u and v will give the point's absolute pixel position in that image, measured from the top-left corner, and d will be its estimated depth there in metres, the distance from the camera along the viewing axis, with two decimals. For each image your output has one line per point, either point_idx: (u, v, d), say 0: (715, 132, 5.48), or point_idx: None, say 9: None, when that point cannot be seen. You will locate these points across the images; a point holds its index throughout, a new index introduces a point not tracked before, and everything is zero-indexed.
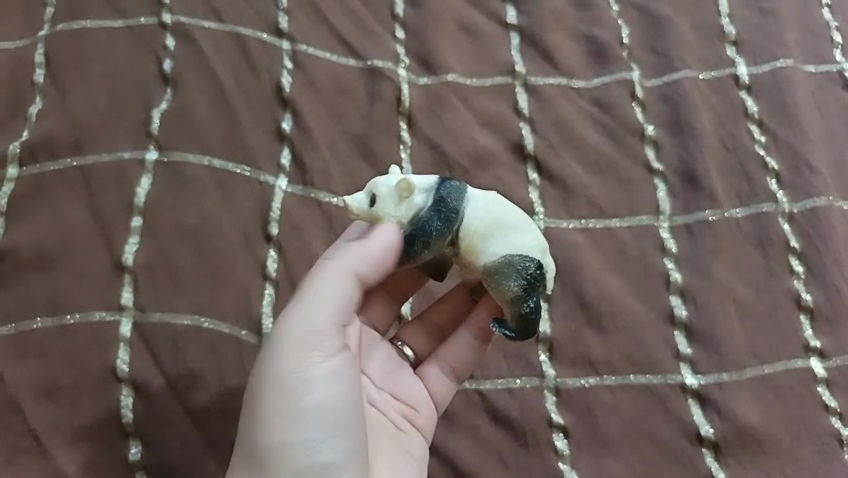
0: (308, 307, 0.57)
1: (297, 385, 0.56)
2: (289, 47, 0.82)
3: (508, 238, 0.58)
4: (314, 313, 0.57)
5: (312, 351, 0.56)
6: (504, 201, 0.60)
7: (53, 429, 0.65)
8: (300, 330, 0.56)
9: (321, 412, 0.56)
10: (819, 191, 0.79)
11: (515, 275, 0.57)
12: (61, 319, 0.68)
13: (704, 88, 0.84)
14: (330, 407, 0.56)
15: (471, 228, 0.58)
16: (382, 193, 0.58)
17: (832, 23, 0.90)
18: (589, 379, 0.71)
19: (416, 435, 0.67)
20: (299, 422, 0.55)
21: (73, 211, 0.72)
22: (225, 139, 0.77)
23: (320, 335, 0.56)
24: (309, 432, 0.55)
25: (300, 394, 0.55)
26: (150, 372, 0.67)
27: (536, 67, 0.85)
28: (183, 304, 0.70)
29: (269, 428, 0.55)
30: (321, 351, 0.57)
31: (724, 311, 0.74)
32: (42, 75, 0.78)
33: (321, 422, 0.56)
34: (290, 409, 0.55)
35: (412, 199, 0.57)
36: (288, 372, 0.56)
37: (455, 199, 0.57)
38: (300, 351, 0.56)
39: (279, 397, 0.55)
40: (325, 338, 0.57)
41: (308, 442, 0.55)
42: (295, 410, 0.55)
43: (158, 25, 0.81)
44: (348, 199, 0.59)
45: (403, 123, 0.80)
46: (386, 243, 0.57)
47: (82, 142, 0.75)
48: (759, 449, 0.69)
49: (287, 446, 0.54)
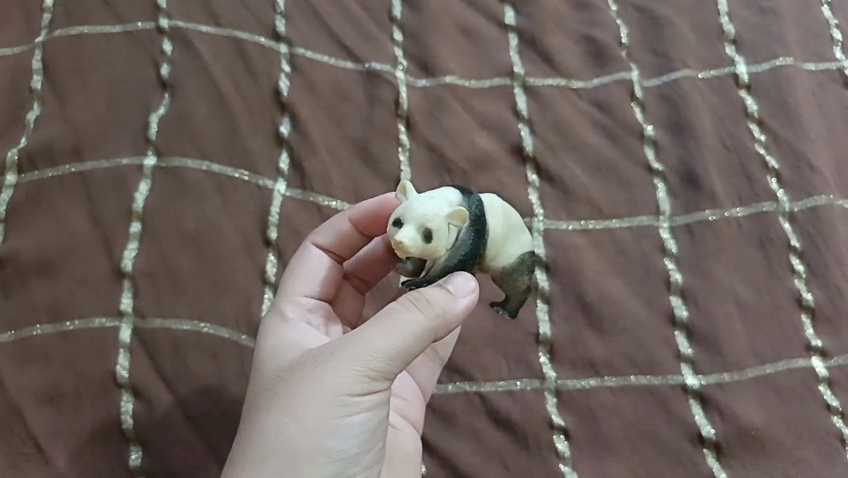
0: (386, 336, 0.52)
1: (350, 409, 0.53)
2: (287, 51, 0.82)
3: (518, 238, 0.58)
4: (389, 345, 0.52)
5: (375, 380, 0.53)
6: (501, 201, 0.59)
7: (54, 435, 0.65)
8: (370, 358, 0.52)
9: (361, 434, 0.54)
10: (820, 191, 0.78)
11: (527, 271, 0.59)
12: (62, 325, 0.68)
13: (704, 88, 0.84)
14: (371, 431, 0.55)
15: (495, 235, 0.56)
16: (438, 226, 0.52)
17: (832, 21, 0.89)
18: (590, 381, 0.71)
19: (409, 429, 0.67)
20: (335, 444, 0.53)
21: (73, 217, 0.72)
22: (224, 144, 0.77)
23: (385, 369, 0.52)
24: (343, 449, 0.53)
25: (349, 416, 0.53)
26: (151, 378, 0.67)
27: (535, 68, 0.85)
28: (183, 309, 0.70)
29: (307, 440, 0.52)
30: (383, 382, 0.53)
31: (725, 311, 0.73)
32: (40, 81, 0.78)
33: (357, 442, 0.54)
34: (333, 426, 0.52)
35: (465, 229, 0.54)
36: (344, 394, 0.52)
37: (482, 211, 0.55)
38: (364, 380, 0.52)
39: (326, 412, 0.52)
40: (384, 375, 0.53)
41: (339, 458, 0.53)
42: (338, 429, 0.53)
43: (155, 30, 0.81)
44: (399, 236, 0.51)
45: (402, 125, 0.80)
46: (473, 296, 0.54)
47: (80, 148, 0.75)
48: (761, 450, 0.69)
49: (319, 460, 0.52)
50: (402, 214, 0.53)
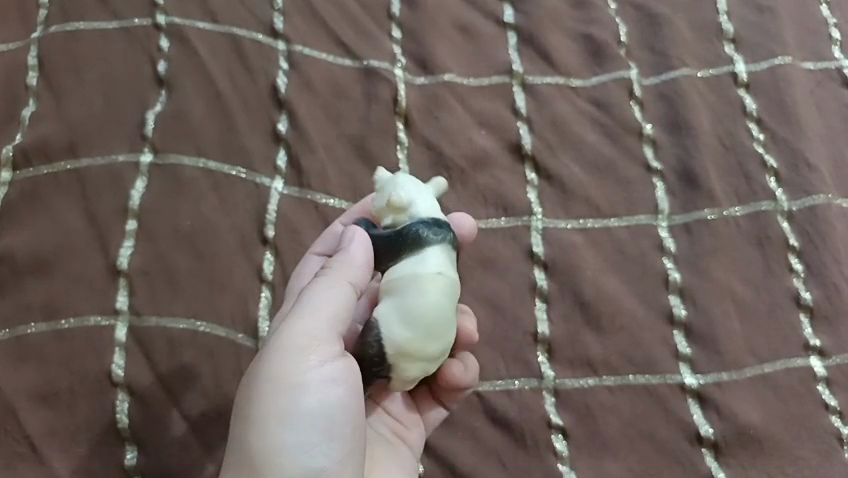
0: (308, 312, 0.56)
1: (291, 390, 0.55)
2: (284, 48, 0.82)
3: (401, 303, 0.53)
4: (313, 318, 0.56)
5: (307, 356, 0.55)
6: (440, 255, 0.54)
7: (48, 435, 0.64)
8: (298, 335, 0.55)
9: (317, 418, 0.55)
10: (819, 190, 0.78)
11: (372, 344, 0.54)
12: (57, 324, 0.67)
13: (702, 87, 0.84)
14: (326, 413, 0.56)
15: (393, 280, 0.54)
16: (383, 184, 0.58)
17: (830, 20, 0.89)
18: (588, 380, 0.70)
19: (407, 450, 0.67)
20: (295, 426, 0.55)
21: (68, 214, 0.72)
22: (220, 142, 0.76)
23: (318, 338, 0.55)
24: (302, 437, 0.55)
25: (294, 398, 0.55)
26: (147, 377, 0.67)
27: (533, 66, 0.84)
28: (179, 308, 0.69)
29: (263, 434, 0.54)
30: (316, 357, 0.55)
31: (723, 310, 0.73)
32: (35, 78, 0.78)
33: (319, 425, 0.56)
34: (283, 413, 0.55)
35: (395, 222, 0.56)
36: (281, 377, 0.55)
37: (409, 240, 0.55)
38: (297, 355, 0.55)
39: (270, 401, 0.55)
40: (321, 344, 0.55)
41: (301, 448, 0.55)
42: (288, 415, 0.55)
43: (152, 26, 0.81)
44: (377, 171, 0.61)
45: (400, 123, 0.80)
46: (359, 242, 0.57)
47: (76, 145, 0.74)
48: (759, 449, 0.68)
49: (280, 452, 0.54)
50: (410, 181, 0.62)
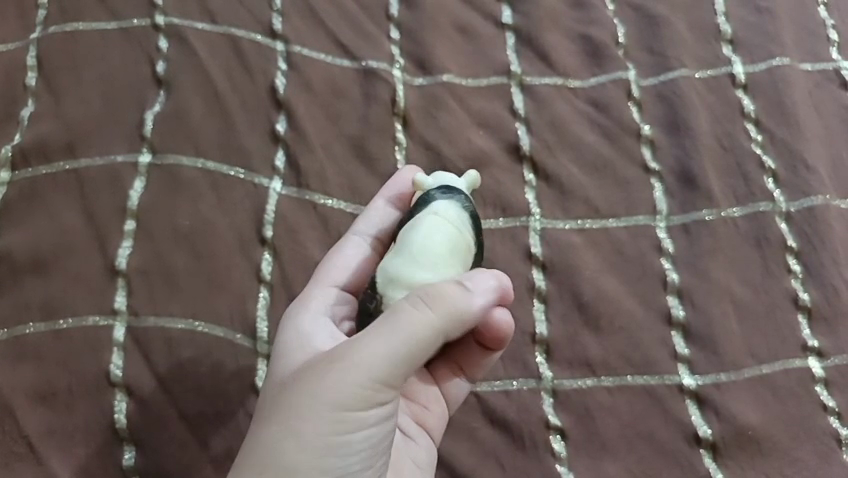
0: (388, 348, 0.53)
1: (350, 423, 0.53)
2: (283, 48, 0.82)
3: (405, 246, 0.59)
4: (417, 355, 0.54)
5: (378, 395, 0.54)
6: (449, 212, 0.61)
7: (46, 435, 0.64)
8: (379, 372, 0.53)
9: (362, 450, 0.55)
10: (817, 190, 0.78)
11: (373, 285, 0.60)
12: (55, 323, 0.67)
13: (700, 88, 0.84)
14: (370, 448, 0.55)
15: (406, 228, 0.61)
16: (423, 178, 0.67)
17: (828, 22, 0.89)
18: (586, 380, 0.70)
19: (424, 440, 0.66)
20: (342, 455, 0.54)
21: (68, 214, 0.72)
22: (218, 142, 0.76)
23: (386, 376, 0.53)
24: (342, 466, 0.54)
25: (350, 431, 0.53)
26: (145, 377, 0.67)
27: (531, 67, 0.84)
28: (178, 308, 0.69)
29: (309, 458, 0.52)
30: (383, 397, 0.54)
31: (721, 310, 0.73)
32: (34, 78, 0.78)
33: (361, 457, 0.55)
34: (333, 442, 0.53)
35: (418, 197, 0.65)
36: (345, 408, 0.53)
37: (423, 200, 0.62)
38: (364, 391, 0.53)
39: (327, 426, 0.52)
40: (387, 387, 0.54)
41: (338, 476, 0.54)
42: (338, 445, 0.53)
43: (151, 27, 0.81)
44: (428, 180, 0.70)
45: (399, 124, 0.80)
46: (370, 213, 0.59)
47: (74, 145, 0.74)
48: (757, 450, 0.68)
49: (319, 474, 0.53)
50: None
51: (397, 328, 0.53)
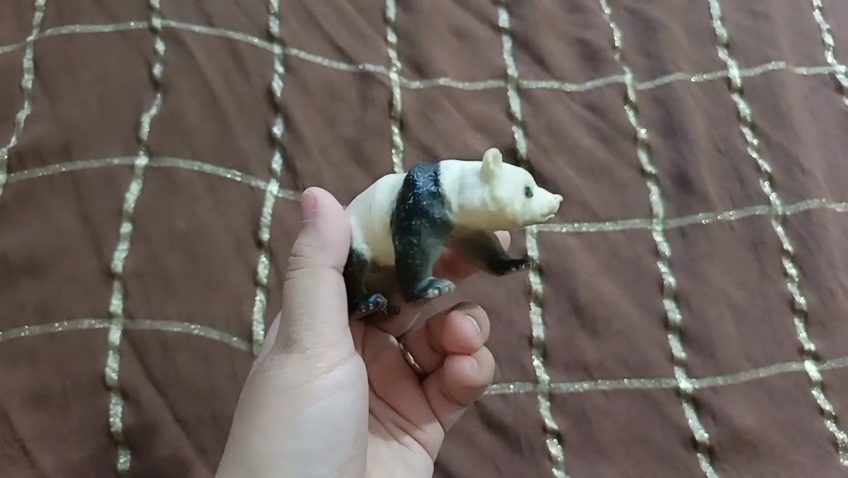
0: (305, 316, 0.53)
1: (298, 399, 0.55)
2: (280, 51, 0.82)
3: None
4: (337, 317, 0.53)
5: (314, 366, 0.55)
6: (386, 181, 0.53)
7: (41, 438, 0.64)
8: (305, 346, 0.54)
9: (322, 425, 0.56)
10: (813, 194, 0.79)
11: None
12: (50, 326, 0.67)
13: (697, 91, 0.84)
14: (331, 420, 0.56)
15: None
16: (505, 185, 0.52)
17: (823, 26, 0.90)
18: (583, 384, 0.70)
19: (418, 447, 0.67)
20: (298, 435, 0.55)
21: (64, 217, 0.71)
22: (215, 145, 0.76)
23: (315, 348, 0.54)
24: (307, 445, 0.55)
25: (300, 405, 0.55)
26: (140, 380, 0.66)
27: (528, 70, 0.85)
28: (174, 311, 0.69)
29: (268, 444, 0.54)
30: (321, 364, 0.55)
31: (718, 313, 0.73)
32: (31, 80, 0.78)
33: (321, 435, 0.56)
34: (287, 422, 0.55)
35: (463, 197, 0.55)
36: (284, 388, 0.54)
37: None
38: (299, 365, 0.54)
39: (276, 409, 0.54)
40: (324, 357, 0.55)
41: (304, 456, 0.55)
42: (294, 425, 0.55)
43: (148, 29, 0.81)
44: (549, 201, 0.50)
45: (396, 127, 0.80)
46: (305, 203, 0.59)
47: (71, 147, 0.74)
48: (754, 453, 0.68)
49: (282, 459, 0.54)
50: (517, 197, 0.49)
51: (301, 297, 0.52)
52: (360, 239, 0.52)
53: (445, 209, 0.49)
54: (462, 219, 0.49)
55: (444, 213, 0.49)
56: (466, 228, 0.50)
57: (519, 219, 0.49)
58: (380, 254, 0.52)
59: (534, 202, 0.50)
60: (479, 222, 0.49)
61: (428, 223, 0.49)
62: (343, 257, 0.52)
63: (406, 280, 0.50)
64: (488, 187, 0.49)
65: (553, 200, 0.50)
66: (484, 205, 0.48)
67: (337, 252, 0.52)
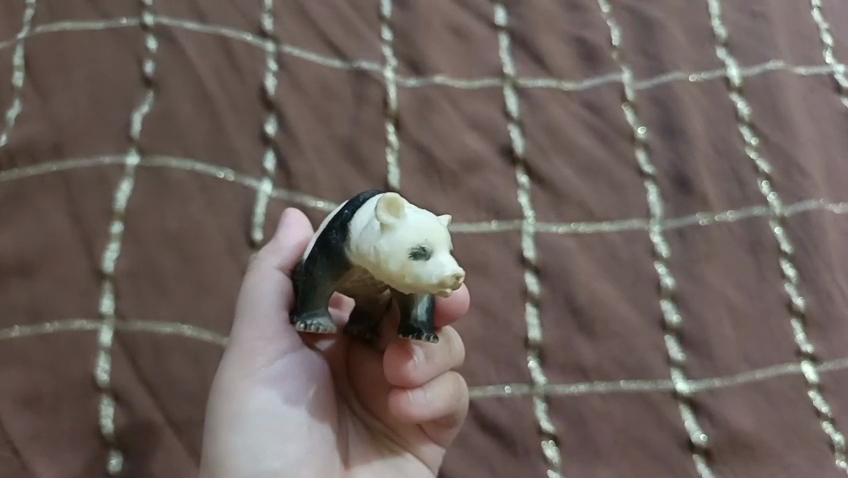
0: (245, 312, 0.58)
1: (243, 393, 0.56)
2: (274, 49, 0.81)
3: None
4: (275, 308, 0.57)
5: (252, 359, 0.57)
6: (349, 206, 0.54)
7: (31, 441, 0.63)
8: (244, 340, 0.57)
9: (270, 417, 0.57)
10: (811, 195, 0.78)
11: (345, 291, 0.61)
12: (41, 328, 0.66)
13: (695, 90, 0.84)
14: (278, 411, 0.57)
15: None
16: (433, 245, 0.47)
17: (821, 26, 0.89)
18: (579, 386, 0.70)
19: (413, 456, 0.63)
20: (244, 430, 0.56)
21: (54, 216, 0.70)
22: (208, 144, 0.75)
23: (250, 340, 0.57)
24: (255, 438, 0.56)
25: (245, 399, 0.56)
26: (132, 382, 0.65)
27: (525, 69, 0.84)
28: (165, 312, 0.68)
29: (219, 441, 0.56)
30: (262, 356, 0.57)
31: (715, 315, 0.73)
32: (21, 77, 0.76)
33: (268, 428, 0.56)
34: (235, 416, 0.56)
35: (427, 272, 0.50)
36: (229, 385, 0.57)
37: None
38: (242, 359, 0.57)
39: (223, 406, 0.56)
40: (262, 348, 0.57)
41: (253, 450, 0.56)
42: (240, 418, 0.56)
43: (140, 26, 0.79)
44: (448, 272, 0.44)
45: (391, 125, 0.79)
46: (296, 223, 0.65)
47: (61, 145, 0.73)
48: (751, 455, 0.68)
49: (232, 455, 0.55)
50: (400, 256, 0.44)
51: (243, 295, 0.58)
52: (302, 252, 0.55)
53: (344, 244, 0.48)
54: (354, 258, 0.47)
55: (341, 248, 0.48)
56: (363, 271, 0.48)
57: (400, 279, 0.45)
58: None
59: (426, 267, 0.44)
60: (367, 268, 0.47)
61: (325, 254, 0.49)
62: (286, 257, 0.59)
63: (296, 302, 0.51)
64: (381, 232, 0.45)
65: (449, 274, 0.44)
66: (368, 252, 0.46)
67: (282, 254, 0.59)
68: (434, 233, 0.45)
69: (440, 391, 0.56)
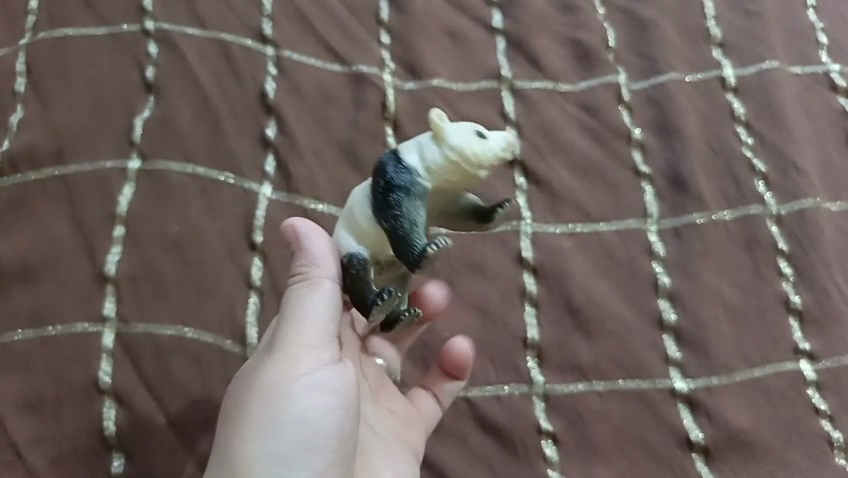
0: (290, 319, 0.57)
1: (281, 402, 0.55)
2: (273, 53, 0.82)
3: None
4: (323, 320, 0.57)
5: (296, 365, 0.56)
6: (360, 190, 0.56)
7: (35, 442, 0.64)
8: (287, 345, 0.56)
9: (303, 426, 0.55)
10: (807, 193, 0.78)
11: None
12: (43, 331, 0.67)
13: (691, 90, 0.84)
14: (313, 423, 0.56)
15: None
16: None
17: (817, 25, 0.89)
18: (578, 385, 0.70)
19: (409, 453, 0.68)
20: (277, 437, 0.55)
21: (56, 220, 0.71)
22: (208, 148, 0.76)
23: (295, 347, 0.56)
24: (286, 447, 0.55)
25: (282, 408, 0.55)
26: (134, 384, 0.66)
27: (521, 71, 0.84)
28: (167, 314, 0.69)
29: (247, 443, 0.54)
30: (308, 365, 0.56)
31: (712, 313, 0.73)
32: (23, 84, 0.77)
33: (300, 439, 0.55)
34: (268, 421, 0.55)
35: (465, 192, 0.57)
36: (267, 388, 0.55)
37: None
38: (283, 365, 0.56)
39: (258, 409, 0.55)
40: (307, 356, 0.56)
41: (282, 458, 0.54)
42: (275, 424, 0.55)
43: (140, 32, 0.80)
44: (506, 138, 0.53)
45: (389, 128, 0.80)
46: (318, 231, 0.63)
47: (63, 150, 0.74)
48: (749, 452, 0.68)
49: (260, 460, 0.54)
50: (473, 141, 0.52)
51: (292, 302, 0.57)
52: (351, 244, 0.55)
53: (420, 174, 0.52)
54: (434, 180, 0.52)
55: (415, 180, 0.52)
56: (443, 186, 0.53)
57: (481, 160, 0.52)
58: (375, 246, 0.55)
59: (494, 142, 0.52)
60: (450, 176, 0.52)
61: (405, 192, 0.51)
62: (334, 266, 0.56)
63: (402, 250, 0.50)
64: (447, 138, 0.52)
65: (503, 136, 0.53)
66: (447, 158, 0.52)
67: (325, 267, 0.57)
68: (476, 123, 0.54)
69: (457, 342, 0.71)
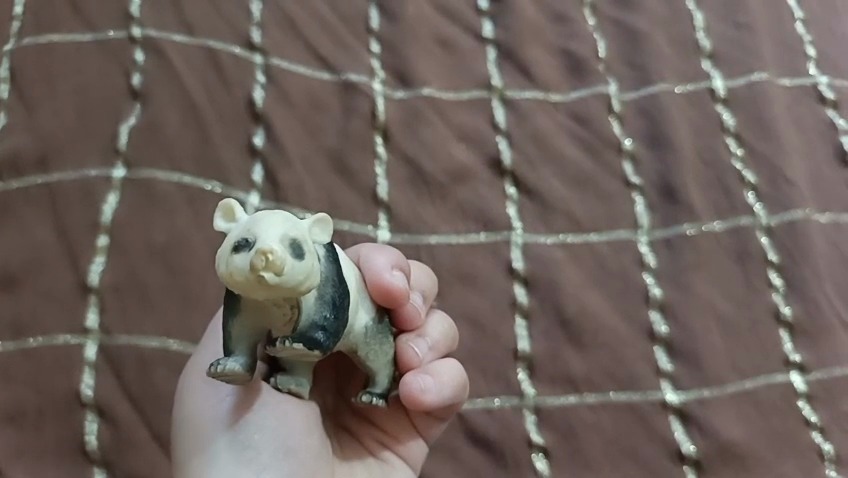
0: (206, 350, 0.60)
1: (213, 428, 0.57)
2: (262, 61, 0.81)
3: None
4: None
5: (214, 390, 0.58)
6: None
7: (15, 457, 0.62)
8: (204, 374, 0.59)
9: (237, 446, 0.56)
10: (797, 204, 0.79)
11: (378, 343, 0.54)
12: (25, 342, 0.65)
13: (681, 101, 0.84)
14: (247, 440, 0.56)
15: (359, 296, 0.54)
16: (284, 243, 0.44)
17: (805, 38, 0.90)
18: (569, 398, 0.69)
19: (400, 464, 0.64)
20: (214, 462, 0.56)
21: (39, 229, 0.70)
22: (195, 156, 0.75)
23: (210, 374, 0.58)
24: (227, 469, 0.56)
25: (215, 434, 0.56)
26: (117, 396, 0.65)
27: (512, 80, 0.84)
28: (151, 326, 0.67)
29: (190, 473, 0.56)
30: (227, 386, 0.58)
31: (704, 325, 0.73)
32: (7, 90, 0.76)
33: (237, 457, 0.56)
34: (203, 450, 0.56)
35: (321, 291, 0.47)
36: (192, 419, 0.57)
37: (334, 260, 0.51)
38: (205, 393, 0.58)
39: (191, 441, 0.57)
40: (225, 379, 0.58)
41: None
42: (210, 449, 0.56)
43: (127, 39, 0.79)
44: (256, 254, 0.43)
45: (379, 137, 0.79)
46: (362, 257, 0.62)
47: (47, 158, 0.73)
48: (741, 465, 0.68)
49: None
50: (223, 252, 0.44)
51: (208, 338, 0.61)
52: None
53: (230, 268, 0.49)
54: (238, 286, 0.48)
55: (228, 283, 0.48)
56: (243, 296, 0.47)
57: (230, 279, 0.43)
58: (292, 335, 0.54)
59: (239, 257, 0.43)
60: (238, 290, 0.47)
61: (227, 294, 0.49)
62: None
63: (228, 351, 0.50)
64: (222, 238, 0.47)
65: (257, 253, 0.43)
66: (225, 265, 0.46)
67: None
68: (259, 223, 0.44)
69: (456, 375, 0.61)
